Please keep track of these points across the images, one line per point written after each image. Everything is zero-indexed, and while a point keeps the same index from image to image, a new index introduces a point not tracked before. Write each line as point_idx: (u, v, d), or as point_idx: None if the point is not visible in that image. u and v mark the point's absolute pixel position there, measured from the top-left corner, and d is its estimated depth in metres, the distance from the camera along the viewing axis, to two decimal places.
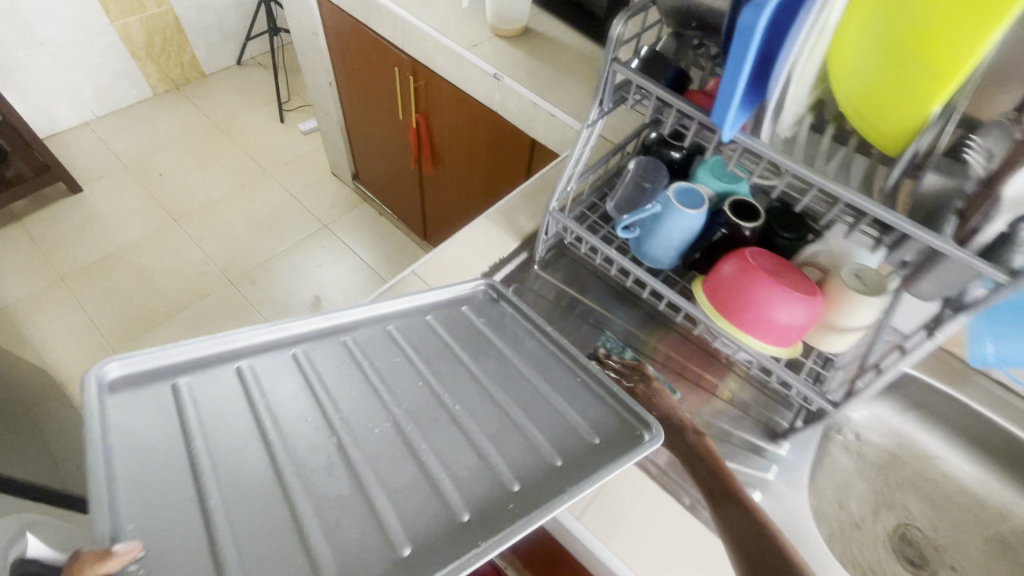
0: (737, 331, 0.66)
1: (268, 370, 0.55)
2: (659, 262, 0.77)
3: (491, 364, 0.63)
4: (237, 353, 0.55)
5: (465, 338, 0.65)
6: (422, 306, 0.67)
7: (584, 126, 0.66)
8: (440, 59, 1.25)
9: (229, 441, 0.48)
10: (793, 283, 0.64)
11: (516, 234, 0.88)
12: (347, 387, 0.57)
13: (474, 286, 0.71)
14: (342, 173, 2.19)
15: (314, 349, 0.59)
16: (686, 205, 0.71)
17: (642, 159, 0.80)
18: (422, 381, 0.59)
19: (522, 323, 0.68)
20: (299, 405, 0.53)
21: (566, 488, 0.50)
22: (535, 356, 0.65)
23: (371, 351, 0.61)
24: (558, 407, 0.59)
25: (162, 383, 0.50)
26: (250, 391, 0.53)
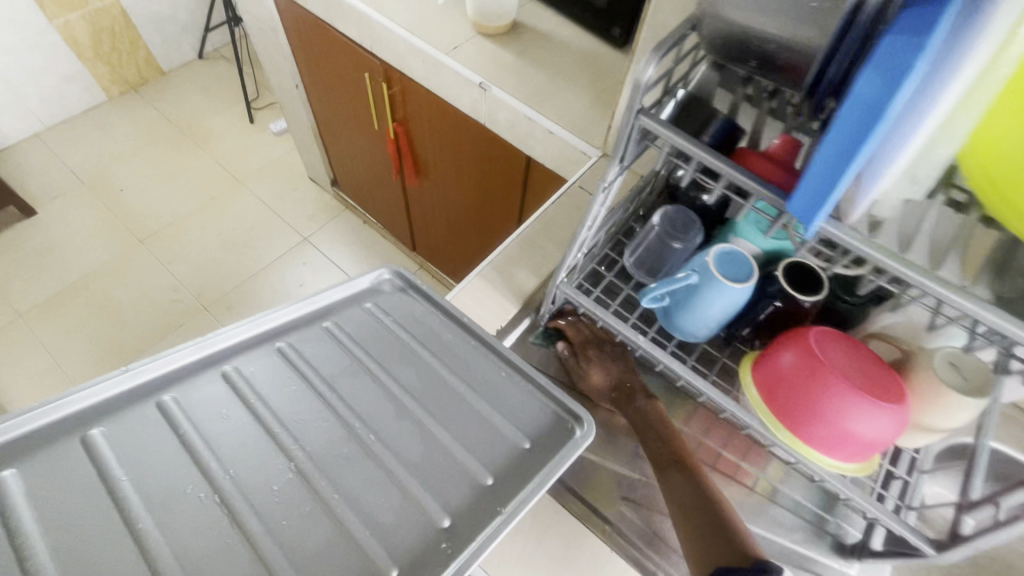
0: (801, 446, 0.53)
1: (130, 425, 0.45)
2: (693, 336, 0.63)
3: (408, 372, 0.56)
4: (83, 415, 0.44)
5: (374, 344, 0.58)
6: (319, 313, 0.59)
7: (600, 191, 0.51)
8: (415, 64, 1.07)
9: (89, 525, 0.39)
10: (871, 382, 0.50)
11: (515, 296, 0.74)
12: (232, 421, 0.48)
13: (377, 278, 0.65)
14: (320, 179, 2.02)
15: (189, 389, 0.49)
16: (730, 277, 0.56)
17: (668, 208, 0.64)
18: (325, 411, 0.51)
19: (435, 315, 0.63)
20: (169, 455, 0.44)
21: (502, 509, 0.46)
22: (449, 354, 0.59)
23: (263, 379, 0.52)
24: (484, 415, 0.54)
25: None
26: (110, 458, 0.43)
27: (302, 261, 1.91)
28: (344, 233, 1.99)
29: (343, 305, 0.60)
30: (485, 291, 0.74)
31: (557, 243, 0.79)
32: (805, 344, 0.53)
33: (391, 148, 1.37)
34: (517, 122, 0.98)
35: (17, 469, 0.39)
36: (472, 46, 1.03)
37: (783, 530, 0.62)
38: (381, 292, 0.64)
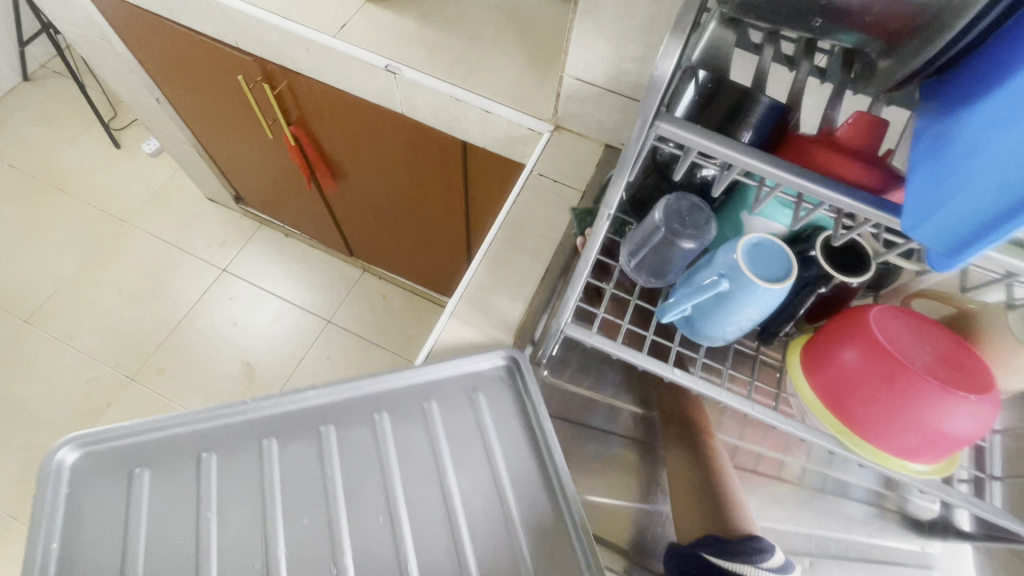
0: (881, 454, 0.45)
1: (233, 456, 0.53)
2: (724, 340, 0.53)
3: (479, 498, 0.53)
4: (204, 439, 0.54)
5: (461, 447, 0.55)
6: (421, 391, 0.58)
7: (604, 217, 0.41)
8: (299, 55, 0.87)
9: (170, 526, 0.50)
10: (953, 372, 0.43)
11: (502, 332, 0.61)
12: (303, 499, 0.52)
13: (492, 363, 0.59)
14: (221, 198, 1.75)
15: (284, 441, 0.54)
16: (767, 276, 0.46)
17: (667, 199, 0.52)
18: (383, 509, 0.52)
19: (529, 428, 0.57)
20: (246, 515, 0.51)
21: None
22: (527, 505, 0.53)
23: (346, 453, 0.54)
24: (523, 556, 0.51)
25: (117, 467, 0.52)
26: (200, 481, 0.52)
27: (227, 296, 1.67)
28: (268, 252, 1.76)
29: (450, 385, 0.58)
30: (463, 335, 0.61)
31: (531, 252, 0.66)
32: (872, 340, 0.44)
33: (294, 155, 1.15)
34: (442, 106, 0.81)
35: (141, 470, 0.52)
36: (364, 19, 0.83)
37: (859, 524, 0.56)
38: (490, 379, 0.59)
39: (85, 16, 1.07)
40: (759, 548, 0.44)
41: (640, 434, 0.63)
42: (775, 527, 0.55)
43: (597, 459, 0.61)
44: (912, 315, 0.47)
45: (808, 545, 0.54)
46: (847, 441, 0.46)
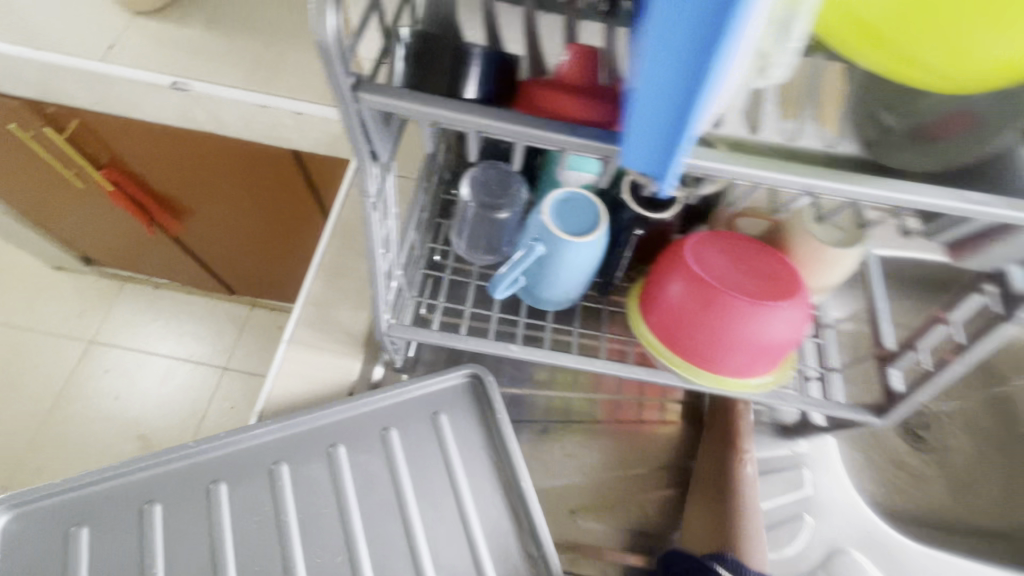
0: (724, 378, 0.45)
1: (164, 524, 0.45)
2: (566, 302, 0.52)
3: (443, 529, 0.48)
4: (150, 486, 0.46)
5: (425, 470, 0.50)
6: (381, 415, 0.52)
7: (369, 207, 0.35)
8: (73, 88, 0.75)
9: None
10: (766, 283, 0.44)
11: (351, 346, 0.57)
12: (252, 551, 0.45)
13: (457, 380, 0.54)
14: (65, 263, 1.54)
15: (234, 483, 0.47)
16: (576, 232, 0.44)
17: (473, 170, 0.49)
18: (341, 547, 0.46)
19: (505, 444, 0.52)
20: (193, 559, 0.44)
21: None
22: (495, 523, 0.49)
23: (301, 493, 0.48)
24: None
25: (56, 527, 0.44)
26: (143, 545, 0.44)
27: (100, 369, 1.48)
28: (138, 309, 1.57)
29: (412, 404, 0.53)
30: (307, 361, 0.55)
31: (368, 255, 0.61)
32: (690, 271, 0.44)
33: (120, 202, 1.01)
34: (251, 116, 0.73)
35: (80, 529, 0.44)
36: (137, 35, 0.73)
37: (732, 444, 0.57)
38: (457, 397, 0.54)
39: None
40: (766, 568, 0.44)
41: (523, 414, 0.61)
42: (656, 466, 0.56)
43: None
44: (726, 238, 0.47)
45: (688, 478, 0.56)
46: (690, 375, 0.46)
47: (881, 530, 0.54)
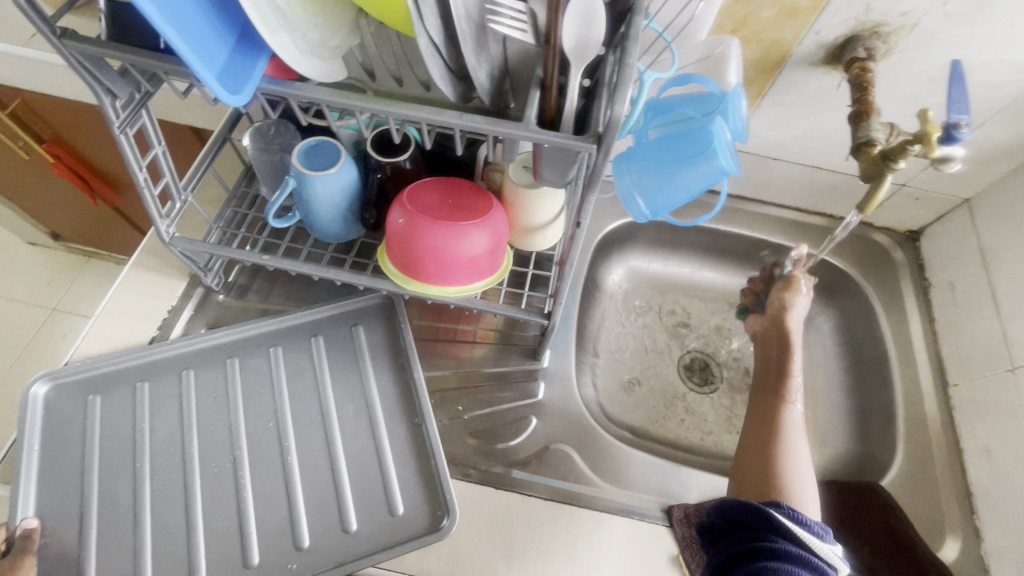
0: (433, 288, 0.58)
1: (149, 398, 0.61)
2: (341, 236, 0.64)
3: (350, 407, 0.63)
4: (139, 370, 0.62)
5: (341, 365, 0.65)
6: (310, 325, 0.67)
7: (115, 130, 0.48)
8: (7, 71, 0.92)
9: (113, 449, 0.58)
10: (465, 213, 0.56)
11: (179, 270, 0.70)
12: (210, 416, 0.61)
13: (368, 300, 0.69)
14: (39, 240, 1.70)
15: (199, 370, 0.63)
16: (319, 167, 0.58)
17: (259, 124, 0.62)
18: (273, 416, 0.61)
19: (405, 347, 0.66)
20: (168, 421, 0.60)
21: (343, 508, 0.57)
22: (391, 402, 0.63)
23: (246, 379, 0.63)
24: (386, 459, 0.60)
25: (80, 396, 0.60)
26: (138, 411, 0.60)
27: (60, 334, 1.64)
28: (100, 283, 1.73)
29: (336, 320, 0.68)
30: (142, 279, 0.69)
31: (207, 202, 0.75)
32: (403, 204, 0.56)
33: (64, 175, 1.17)
34: None
35: (95, 398, 0.60)
36: None
37: (487, 360, 0.70)
38: (368, 313, 0.69)
39: None
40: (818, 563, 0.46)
41: None
42: None
43: None
44: (448, 180, 0.59)
45: (442, 385, 0.68)
46: (410, 286, 0.59)
47: (596, 434, 0.66)
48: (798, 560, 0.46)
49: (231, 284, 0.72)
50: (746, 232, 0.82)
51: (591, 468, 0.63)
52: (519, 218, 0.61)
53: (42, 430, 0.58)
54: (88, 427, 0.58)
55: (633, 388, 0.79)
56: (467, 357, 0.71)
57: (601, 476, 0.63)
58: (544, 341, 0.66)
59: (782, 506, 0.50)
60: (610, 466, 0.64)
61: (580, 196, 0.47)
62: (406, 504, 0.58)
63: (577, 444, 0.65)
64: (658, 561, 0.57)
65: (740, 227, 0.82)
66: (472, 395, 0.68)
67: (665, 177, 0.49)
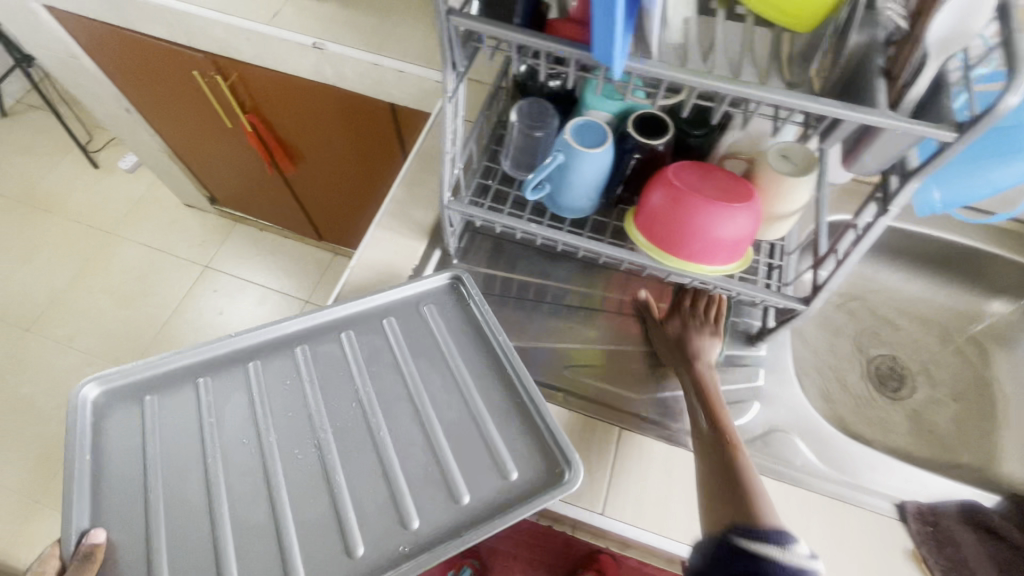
0: (691, 266, 0.61)
1: (211, 396, 0.57)
2: (581, 211, 0.68)
3: (438, 382, 0.60)
4: (198, 367, 0.59)
5: (419, 345, 0.63)
6: (380, 307, 0.65)
7: (446, 99, 0.53)
8: (243, 46, 1.02)
9: (181, 446, 0.54)
10: (729, 194, 0.58)
11: (419, 233, 0.77)
12: (285, 406, 0.57)
13: (440, 281, 0.67)
14: (196, 202, 1.87)
15: (265, 362, 0.60)
16: (588, 145, 0.62)
17: (521, 103, 0.67)
18: (356, 398, 0.58)
19: (482, 329, 0.64)
20: (237, 415, 0.57)
21: (447, 488, 0.54)
22: (480, 372, 0.61)
23: (319, 364, 0.60)
24: (488, 436, 0.57)
25: (133, 400, 0.56)
26: (201, 410, 0.56)
27: (211, 288, 1.80)
28: (245, 246, 1.88)
29: (403, 300, 0.66)
30: (387, 239, 0.76)
31: (439, 174, 0.82)
32: (668, 182, 0.59)
33: (253, 142, 1.29)
34: (364, 72, 0.96)
35: (151, 399, 0.57)
36: (291, 9, 0.99)
37: None
38: (441, 293, 0.67)
39: (53, 36, 1.20)
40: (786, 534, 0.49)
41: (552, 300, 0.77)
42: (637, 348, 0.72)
43: (504, 315, 0.75)
44: (702, 163, 0.61)
45: (660, 362, 0.71)
46: (666, 262, 0.62)
47: (816, 423, 0.67)
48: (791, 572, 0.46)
49: (460, 248, 0.78)
50: (957, 240, 0.80)
51: (814, 454, 0.65)
52: (764, 207, 0.63)
53: (92, 439, 0.54)
54: (147, 431, 0.55)
55: (825, 386, 0.80)
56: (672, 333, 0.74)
57: (825, 464, 0.65)
58: (774, 327, 0.67)
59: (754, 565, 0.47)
60: (833, 456, 0.65)
61: (888, 184, 0.49)
62: (518, 471, 0.55)
63: (799, 431, 0.67)
64: (892, 551, 0.58)
65: (949, 235, 0.81)
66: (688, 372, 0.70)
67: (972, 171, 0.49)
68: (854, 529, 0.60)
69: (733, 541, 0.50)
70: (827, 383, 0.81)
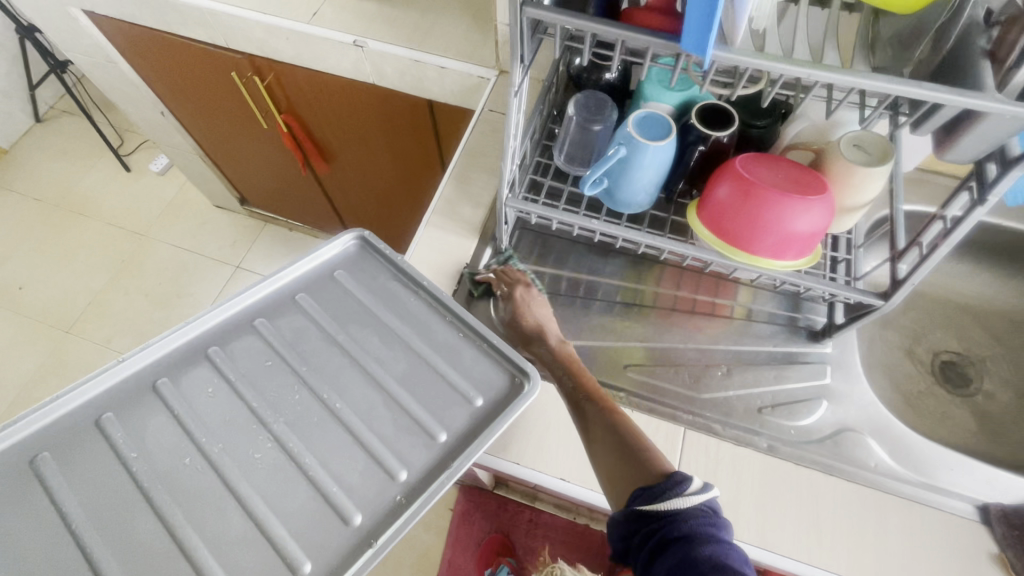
0: (762, 261, 0.59)
1: (123, 428, 0.49)
2: (638, 206, 0.67)
3: (379, 344, 0.56)
4: (105, 399, 0.50)
5: (345, 310, 0.58)
6: (288, 286, 0.59)
7: (513, 94, 0.52)
8: (281, 46, 1.01)
9: (106, 487, 0.46)
10: (795, 186, 0.56)
11: (470, 232, 0.76)
12: (219, 411, 0.50)
13: (343, 245, 0.62)
14: (227, 203, 1.88)
15: (177, 377, 0.52)
16: (651, 138, 0.60)
17: (578, 96, 0.66)
18: (296, 380, 0.53)
19: (404, 282, 0.60)
20: (162, 436, 0.49)
21: (427, 438, 0.51)
22: (414, 312, 0.58)
23: (240, 360, 0.53)
24: (443, 370, 0.55)
25: (25, 463, 0.46)
26: (116, 441, 0.48)
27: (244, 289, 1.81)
28: (275, 246, 1.89)
29: (313, 271, 0.60)
30: (438, 238, 0.75)
31: (488, 170, 0.81)
32: (736, 175, 0.57)
33: (288, 142, 1.29)
34: (405, 68, 0.95)
35: (48, 456, 0.47)
36: (330, 7, 0.98)
37: (766, 338, 0.71)
38: (349, 258, 0.62)
39: (92, 41, 1.21)
40: (678, 479, 0.48)
41: (610, 296, 0.74)
42: (697, 346, 0.70)
43: (558, 313, 0.74)
44: (769, 156, 0.59)
45: (722, 360, 0.69)
46: (736, 258, 0.60)
47: (889, 421, 0.65)
48: (709, 533, 0.45)
49: (511, 246, 0.77)
50: None
51: (889, 455, 0.63)
52: (837, 198, 0.60)
53: None
54: (55, 492, 0.45)
55: (889, 382, 0.78)
56: (731, 330, 0.71)
57: (901, 466, 0.62)
58: (842, 324, 0.65)
59: (701, 544, 0.44)
60: (909, 456, 0.63)
61: (986, 171, 0.46)
62: (483, 398, 0.53)
63: (872, 430, 0.64)
64: (976, 556, 0.56)
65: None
66: (751, 370, 0.68)
67: None
68: (935, 535, 0.57)
69: (636, 510, 0.49)
70: (891, 379, 0.78)
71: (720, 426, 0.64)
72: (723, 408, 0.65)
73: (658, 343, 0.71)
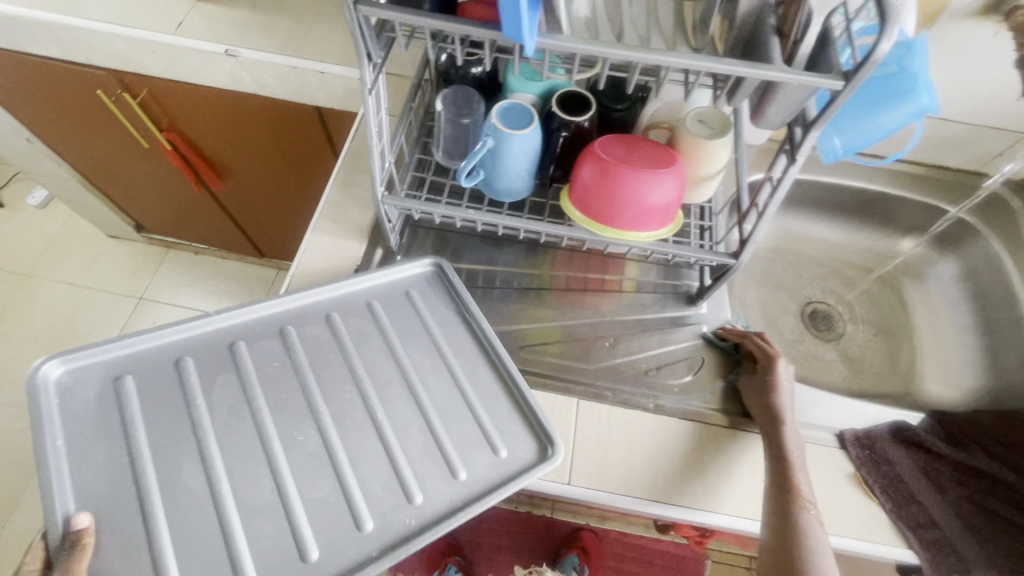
0: (627, 235, 0.63)
1: (196, 376, 0.53)
2: (516, 194, 0.69)
3: (427, 365, 0.58)
4: None
5: (403, 329, 0.60)
6: (364, 291, 0.62)
7: (367, 92, 0.53)
8: (149, 60, 0.96)
9: (167, 426, 0.50)
10: (653, 163, 0.60)
11: (360, 233, 0.75)
12: (277, 387, 0.54)
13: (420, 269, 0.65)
14: (121, 232, 1.76)
15: (252, 344, 0.56)
16: (515, 127, 0.62)
17: (445, 92, 0.67)
18: (351, 389, 0.55)
19: (465, 313, 0.62)
20: (225, 395, 0.53)
21: (445, 471, 0.52)
22: (463, 350, 0.60)
23: (308, 347, 0.57)
24: (478, 413, 0.56)
25: (108, 378, 0.52)
26: (186, 385, 0.53)
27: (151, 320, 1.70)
28: (182, 272, 1.79)
29: (388, 287, 0.63)
30: (328, 241, 0.74)
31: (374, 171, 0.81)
32: (597, 159, 0.60)
33: (175, 161, 1.22)
34: (284, 76, 0.93)
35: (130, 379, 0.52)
36: (198, 17, 0.94)
37: (650, 306, 0.75)
38: (419, 280, 0.65)
39: None
40: None
41: (504, 282, 0.76)
42: (589, 321, 0.74)
43: None
44: (625, 137, 0.63)
45: (613, 331, 0.73)
46: (603, 234, 0.64)
47: None
48: None
49: (403, 243, 0.77)
50: (869, 186, 0.87)
51: None
52: (691, 170, 0.66)
53: (60, 418, 0.49)
54: (127, 413, 0.50)
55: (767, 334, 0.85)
56: (619, 302, 0.76)
57: None
58: (711, 285, 0.71)
59: None
60: None
61: (795, 135, 0.52)
62: (506, 450, 0.54)
63: None
64: (838, 476, 0.63)
65: (862, 183, 0.88)
66: (639, 338, 0.73)
67: (865, 119, 0.56)
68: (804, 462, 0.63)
69: None
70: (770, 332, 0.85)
71: (612, 393, 0.68)
72: (615, 375, 0.69)
73: (553, 322, 0.74)
